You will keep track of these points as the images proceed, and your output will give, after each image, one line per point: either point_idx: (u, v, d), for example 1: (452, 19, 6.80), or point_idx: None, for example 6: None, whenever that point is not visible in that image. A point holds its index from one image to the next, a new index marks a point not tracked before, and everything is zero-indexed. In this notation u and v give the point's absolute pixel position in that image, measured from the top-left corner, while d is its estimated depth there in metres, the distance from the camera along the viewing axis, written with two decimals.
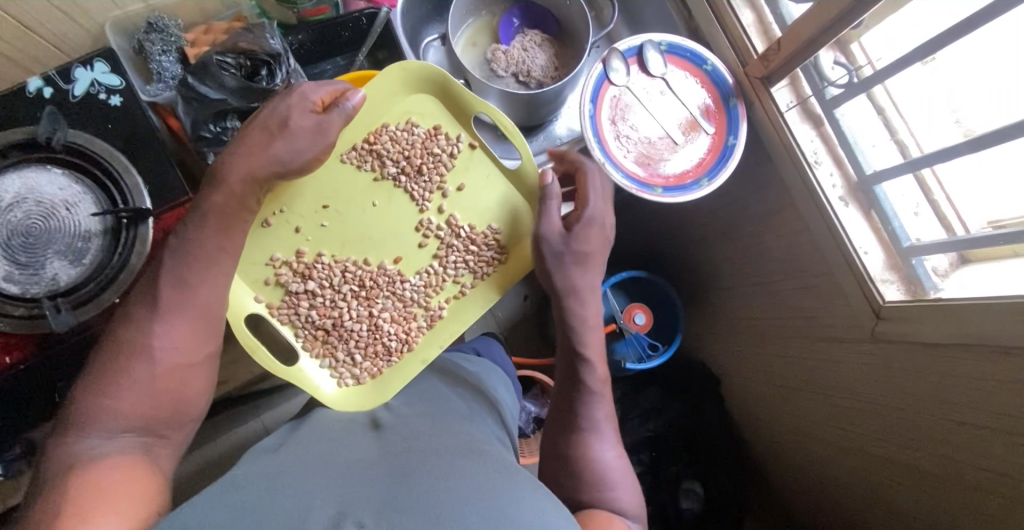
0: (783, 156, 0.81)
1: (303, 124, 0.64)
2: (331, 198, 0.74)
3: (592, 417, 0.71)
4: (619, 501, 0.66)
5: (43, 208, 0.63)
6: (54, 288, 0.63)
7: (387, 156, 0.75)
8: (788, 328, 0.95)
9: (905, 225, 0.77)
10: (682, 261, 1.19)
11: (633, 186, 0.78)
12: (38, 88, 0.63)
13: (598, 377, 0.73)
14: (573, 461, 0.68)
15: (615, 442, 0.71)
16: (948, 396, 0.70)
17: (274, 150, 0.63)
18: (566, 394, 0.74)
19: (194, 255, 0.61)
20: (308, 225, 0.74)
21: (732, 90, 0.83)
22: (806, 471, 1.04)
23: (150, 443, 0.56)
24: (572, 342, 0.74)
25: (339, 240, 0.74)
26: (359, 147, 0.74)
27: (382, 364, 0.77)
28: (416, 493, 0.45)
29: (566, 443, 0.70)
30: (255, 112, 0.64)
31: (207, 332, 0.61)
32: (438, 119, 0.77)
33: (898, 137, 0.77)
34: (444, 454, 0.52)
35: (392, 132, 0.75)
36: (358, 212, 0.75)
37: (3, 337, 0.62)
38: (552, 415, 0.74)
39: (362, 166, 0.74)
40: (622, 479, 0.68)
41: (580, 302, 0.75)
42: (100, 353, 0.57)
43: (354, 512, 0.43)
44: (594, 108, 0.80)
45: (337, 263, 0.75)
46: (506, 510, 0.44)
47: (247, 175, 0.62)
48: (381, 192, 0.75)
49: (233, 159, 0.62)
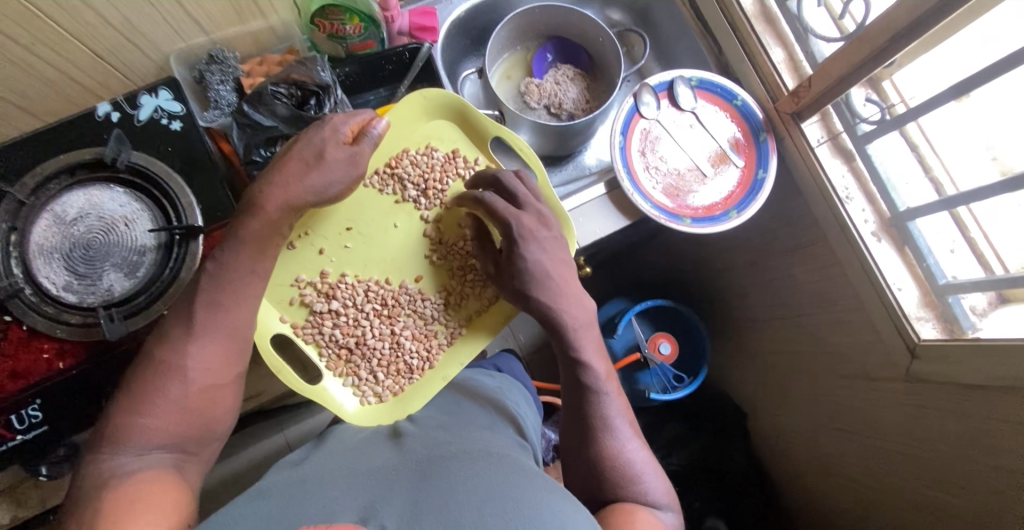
0: (811, 186, 0.82)
1: (338, 155, 0.67)
2: (355, 220, 0.76)
3: (605, 416, 0.67)
4: (648, 491, 0.64)
5: (104, 223, 0.68)
6: (109, 298, 0.66)
7: (407, 179, 0.78)
8: (817, 364, 0.93)
9: (941, 262, 0.76)
10: (710, 292, 1.18)
11: (662, 216, 0.80)
12: (107, 112, 0.69)
13: (599, 372, 0.69)
14: (596, 466, 0.65)
15: (634, 434, 0.68)
16: (986, 441, 0.68)
17: (309, 181, 0.66)
18: (572, 397, 0.69)
19: (230, 276, 0.62)
20: (332, 246, 0.76)
21: (762, 125, 0.84)
22: (834, 516, 1.00)
23: (179, 461, 0.58)
24: (567, 338, 0.69)
25: (361, 260, 0.77)
26: (381, 171, 0.77)
27: (405, 382, 0.78)
28: (433, 498, 0.45)
29: (586, 449, 0.66)
30: (293, 140, 0.67)
31: (237, 352, 0.63)
32: (457, 144, 0.81)
33: (931, 172, 0.77)
34: (464, 458, 0.52)
35: (413, 156, 0.78)
36: (379, 233, 0.77)
37: (58, 342, 0.65)
38: (565, 420, 0.70)
39: (384, 191, 0.77)
40: (651, 471, 0.65)
41: (570, 301, 0.69)
42: (137, 371, 0.59)
43: (375, 520, 0.42)
44: (624, 139, 0.82)
45: (360, 282, 0.77)
46: (522, 507, 0.44)
47: (288, 200, 0.65)
48: (402, 213, 0.78)
49: (271, 186, 0.64)
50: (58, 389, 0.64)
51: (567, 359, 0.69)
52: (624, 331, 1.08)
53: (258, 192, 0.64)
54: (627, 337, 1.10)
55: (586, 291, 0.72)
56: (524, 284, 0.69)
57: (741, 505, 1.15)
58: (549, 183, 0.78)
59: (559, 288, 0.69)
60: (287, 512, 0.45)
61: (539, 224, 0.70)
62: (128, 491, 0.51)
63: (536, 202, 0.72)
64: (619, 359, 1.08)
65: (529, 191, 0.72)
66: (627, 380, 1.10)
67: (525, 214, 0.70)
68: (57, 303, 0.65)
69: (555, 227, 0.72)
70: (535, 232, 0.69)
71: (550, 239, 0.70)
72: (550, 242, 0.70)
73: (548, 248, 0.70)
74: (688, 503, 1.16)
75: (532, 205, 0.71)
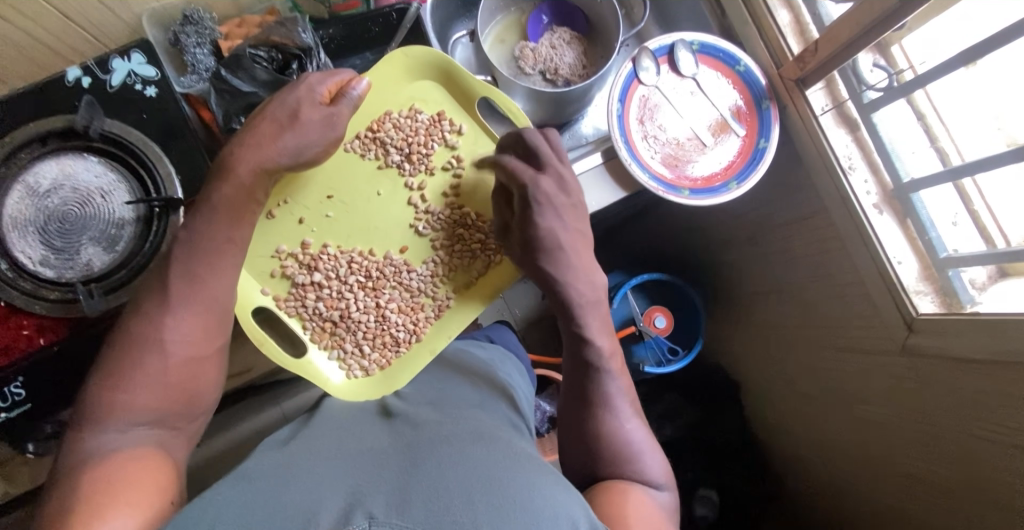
0: (812, 154, 0.79)
1: (313, 116, 0.64)
2: (336, 188, 0.74)
3: (606, 392, 0.67)
4: (645, 471, 0.63)
5: (79, 195, 0.65)
6: (88, 273, 0.65)
7: (389, 144, 0.75)
8: (813, 337, 0.93)
9: (942, 235, 0.75)
10: (707, 265, 1.17)
11: (660, 187, 0.77)
12: (76, 78, 0.65)
13: (603, 348, 0.68)
14: (596, 444, 0.64)
15: (634, 413, 0.68)
16: (979, 414, 0.68)
17: (283, 142, 0.63)
18: (574, 375, 0.69)
19: (204, 246, 0.61)
20: (313, 215, 0.74)
21: (765, 92, 0.81)
22: (824, 485, 1.02)
23: (164, 436, 0.57)
24: (572, 312, 0.69)
25: (344, 230, 0.75)
26: (362, 136, 0.75)
27: (391, 355, 0.77)
28: (425, 481, 0.44)
29: (585, 425, 0.66)
30: (263, 104, 0.64)
31: (217, 324, 0.61)
32: (442, 106, 0.77)
33: (937, 143, 0.75)
34: (455, 441, 0.51)
35: (395, 119, 0.76)
36: (362, 202, 0.75)
37: (37, 319, 0.64)
38: (565, 397, 0.70)
39: (366, 155, 0.75)
40: (649, 451, 0.65)
41: (578, 274, 0.69)
42: (113, 346, 0.57)
43: (365, 505, 0.41)
44: (621, 107, 0.79)
45: (343, 253, 0.75)
46: (513, 492, 0.43)
47: (260, 163, 0.63)
48: (386, 180, 0.75)
49: (243, 148, 0.62)
50: (39, 366, 0.63)
51: (571, 335, 0.69)
52: (619, 305, 1.07)
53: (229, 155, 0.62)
54: (622, 310, 1.09)
55: (597, 265, 0.72)
56: (534, 253, 0.69)
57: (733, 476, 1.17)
58: None
59: (570, 260, 0.69)
60: (277, 497, 0.44)
61: (557, 188, 0.69)
62: (110, 469, 0.50)
63: (558, 163, 0.70)
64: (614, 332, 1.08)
65: (552, 151, 0.70)
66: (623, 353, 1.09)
67: (545, 178, 0.68)
68: (34, 278, 0.63)
69: (573, 194, 0.70)
70: (552, 199, 0.68)
71: (565, 206, 0.69)
72: (566, 211, 0.69)
73: (563, 217, 0.69)
74: (681, 472, 1.18)
75: (553, 166, 0.69)
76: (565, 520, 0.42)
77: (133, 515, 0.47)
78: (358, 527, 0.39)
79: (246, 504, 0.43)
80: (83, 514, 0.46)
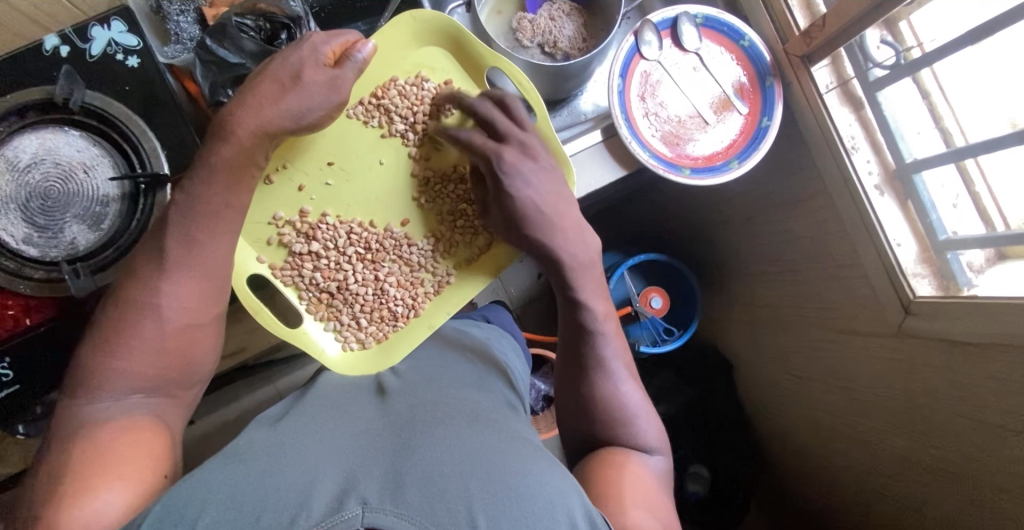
0: (815, 134, 0.78)
1: (316, 78, 0.62)
2: (337, 155, 0.72)
3: (601, 356, 0.67)
4: (640, 435, 0.64)
5: (61, 171, 0.63)
6: (74, 252, 0.63)
7: (394, 112, 0.72)
8: (807, 317, 0.93)
9: (942, 217, 0.75)
10: (703, 244, 1.16)
11: (660, 166, 0.76)
12: (55, 47, 0.63)
13: (597, 312, 0.68)
14: (588, 405, 0.65)
15: (629, 376, 0.67)
16: (969, 396, 0.69)
17: (287, 104, 0.61)
18: (569, 337, 0.69)
19: (203, 210, 0.58)
20: (312, 183, 0.72)
21: (769, 69, 0.79)
22: (813, 461, 1.04)
23: (158, 404, 0.56)
24: (563, 277, 0.68)
25: (343, 200, 0.73)
26: (366, 102, 0.72)
27: (389, 328, 0.76)
28: (421, 467, 0.43)
29: (579, 387, 0.66)
30: (268, 58, 0.61)
31: (215, 292, 0.60)
32: (450, 76, 0.75)
33: (942, 123, 0.74)
34: (451, 425, 0.50)
35: (401, 86, 0.73)
36: (363, 171, 0.73)
37: (23, 299, 0.62)
38: (560, 358, 0.70)
39: (369, 122, 0.72)
40: (644, 413, 0.65)
41: (559, 236, 0.68)
42: (108, 312, 0.56)
43: (359, 490, 0.40)
44: (622, 83, 0.77)
45: (342, 224, 0.73)
46: (509, 480, 0.43)
47: (262, 125, 0.60)
48: (389, 149, 0.73)
49: (243, 109, 0.59)
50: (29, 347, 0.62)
51: (565, 299, 0.69)
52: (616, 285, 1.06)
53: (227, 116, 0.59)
54: (620, 291, 1.08)
55: (586, 225, 0.71)
56: (513, 222, 0.69)
57: (723, 453, 1.19)
58: (549, 124, 0.73)
59: (554, 224, 0.68)
60: (269, 479, 0.43)
61: (522, 154, 0.68)
62: (104, 441, 0.49)
63: (519, 131, 0.69)
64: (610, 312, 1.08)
65: (511, 122, 0.69)
66: None
67: (507, 147, 0.68)
68: (18, 257, 0.61)
69: (544, 156, 0.69)
70: (519, 165, 0.67)
71: (538, 170, 0.68)
72: (539, 174, 0.68)
73: (538, 182, 0.68)
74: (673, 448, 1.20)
75: (515, 136, 0.68)
76: (561, 507, 0.42)
77: (129, 488, 0.46)
78: (352, 513, 0.38)
79: (236, 485, 0.42)
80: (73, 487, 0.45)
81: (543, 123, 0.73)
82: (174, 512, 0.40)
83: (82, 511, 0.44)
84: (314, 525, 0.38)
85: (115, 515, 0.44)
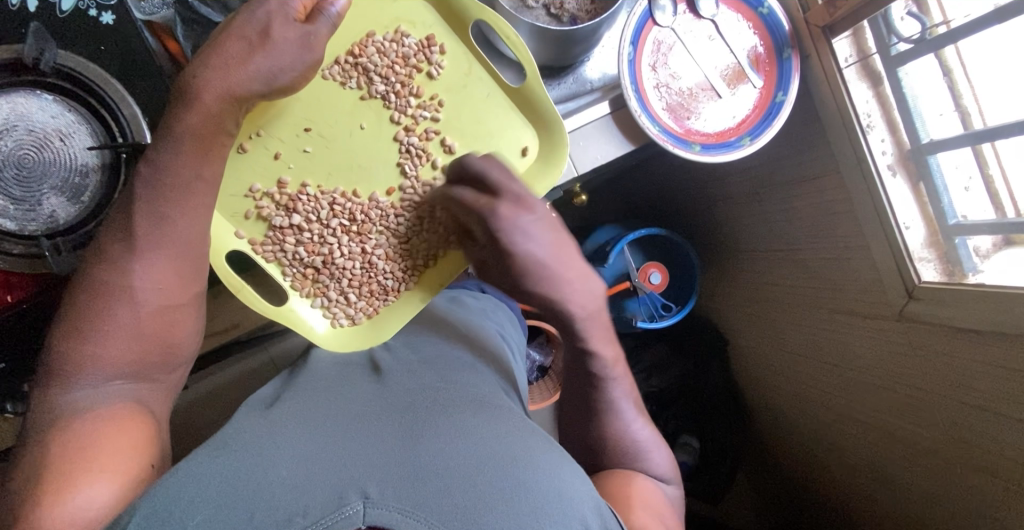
0: (831, 110, 0.74)
1: (287, 34, 0.57)
2: (313, 120, 0.68)
3: (611, 399, 0.65)
4: (652, 468, 0.65)
5: (35, 139, 0.59)
6: (53, 226, 0.60)
7: (373, 71, 0.68)
8: (807, 296, 0.92)
9: (953, 201, 0.74)
10: (705, 218, 1.14)
11: (669, 142, 0.72)
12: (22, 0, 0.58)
13: (608, 359, 0.65)
14: (600, 446, 0.65)
15: (639, 412, 0.67)
16: (965, 381, 0.70)
17: (254, 65, 0.56)
18: (579, 385, 0.67)
19: (172, 182, 0.55)
20: (289, 150, 0.68)
21: (789, 39, 0.75)
22: (803, 435, 1.07)
23: (141, 390, 0.55)
24: (573, 331, 0.63)
25: (323, 168, 0.69)
26: (342, 62, 0.67)
27: (379, 303, 0.74)
28: (423, 458, 0.42)
29: (591, 431, 0.66)
30: (232, 15, 0.57)
31: (193, 268, 0.58)
32: (432, 29, 0.69)
33: (961, 103, 0.71)
34: (454, 413, 0.50)
35: (379, 43, 0.68)
36: (343, 136, 0.69)
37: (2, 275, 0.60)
38: (568, 401, 0.69)
39: (347, 84, 0.68)
40: (655, 446, 0.66)
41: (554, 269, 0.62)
42: (80, 297, 0.54)
43: (359, 483, 0.40)
44: (633, 51, 0.71)
45: (323, 194, 0.70)
46: (519, 475, 0.42)
47: (229, 88, 0.56)
48: (369, 112, 0.69)
49: (207, 71, 0.55)
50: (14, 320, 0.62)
51: (574, 350, 0.65)
52: (614, 260, 1.05)
53: (193, 80, 0.55)
54: (617, 265, 1.06)
55: (591, 273, 0.65)
56: (512, 278, 0.62)
57: (713, 423, 1.22)
58: (538, 78, 0.68)
59: (557, 274, 0.62)
60: (261, 469, 0.42)
61: (519, 209, 0.61)
62: (84, 432, 0.48)
63: (512, 183, 0.62)
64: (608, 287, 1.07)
65: (503, 172, 0.63)
66: (615, 308, 1.09)
67: (501, 201, 0.61)
68: None
69: (541, 208, 0.63)
70: (515, 219, 0.61)
71: (538, 223, 0.62)
72: (538, 226, 0.62)
73: (537, 235, 0.61)
74: (665, 420, 1.22)
75: (508, 187, 0.62)
76: (566, 499, 0.42)
77: (112, 478, 0.45)
78: (354, 509, 0.38)
79: (226, 480, 0.41)
80: (54, 476, 0.45)
81: (533, 80, 0.69)
82: (162, 508, 0.40)
83: (64, 507, 0.43)
84: (314, 522, 0.37)
85: (97, 511, 0.43)
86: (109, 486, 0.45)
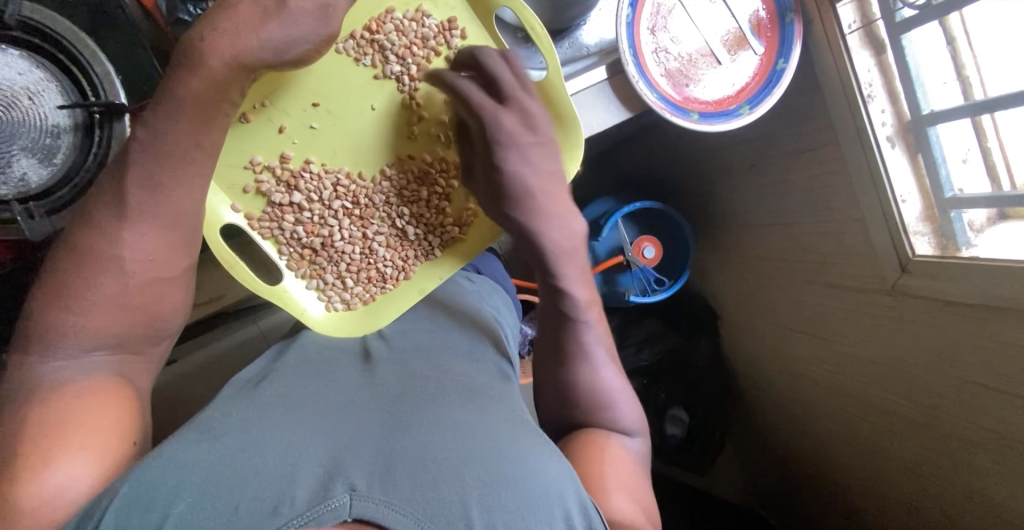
0: (833, 78, 0.73)
1: (304, 4, 0.55)
2: (323, 96, 0.65)
3: (582, 341, 0.64)
4: (619, 419, 0.62)
5: (2, 97, 0.55)
6: (25, 190, 0.57)
7: (390, 50, 0.65)
8: (799, 270, 0.92)
9: (951, 173, 0.73)
10: (696, 192, 1.13)
11: (667, 110, 0.70)
12: None
13: (580, 299, 0.65)
14: (568, 391, 0.63)
15: (610, 361, 0.65)
16: (952, 353, 0.71)
17: (268, 33, 0.54)
18: (548, 327, 0.66)
19: (169, 151, 0.53)
20: (295, 124, 0.65)
21: (791, 5, 0.72)
22: (790, 405, 1.09)
23: (122, 362, 0.54)
24: (545, 263, 0.65)
25: (329, 146, 0.67)
26: (358, 36, 0.64)
27: (377, 290, 0.73)
28: (411, 452, 0.42)
29: (559, 373, 0.64)
30: None
31: (185, 241, 0.56)
32: (454, 11, 0.66)
33: (964, 73, 0.71)
34: (444, 403, 0.49)
35: (398, 21, 0.65)
36: (353, 116, 0.67)
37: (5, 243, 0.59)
38: (538, 345, 0.68)
39: (361, 61, 0.65)
40: (624, 398, 0.64)
41: (553, 220, 0.66)
42: (59, 269, 0.52)
43: (345, 476, 0.39)
44: (633, 13, 0.68)
45: (326, 174, 0.67)
46: (506, 469, 0.42)
47: (237, 55, 0.53)
48: (381, 94, 0.67)
49: (216, 36, 0.52)
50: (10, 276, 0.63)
51: (546, 284, 0.66)
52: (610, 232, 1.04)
53: (198, 42, 0.52)
54: (611, 239, 1.06)
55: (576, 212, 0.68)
56: (501, 194, 0.65)
57: (703, 395, 1.24)
58: (559, 71, 0.66)
59: (542, 205, 0.65)
60: (248, 458, 0.42)
61: (518, 123, 0.64)
62: (63, 405, 0.47)
63: (522, 95, 0.64)
64: (602, 261, 1.06)
65: (516, 81, 0.64)
66: (607, 282, 1.07)
67: (504, 112, 0.64)
68: None
69: (532, 133, 0.65)
70: (516, 137, 0.64)
71: (534, 144, 0.65)
72: (535, 150, 0.65)
73: (530, 156, 0.65)
74: (654, 395, 1.22)
75: (515, 98, 0.64)
76: (555, 499, 0.41)
77: (94, 458, 0.45)
78: (339, 502, 0.37)
79: (213, 465, 0.41)
80: (35, 450, 0.43)
81: (554, 74, 0.66)
82: (142, 496, 0.39)
83: (43, 484, 0.42)
84: (298, 514, 0.36)
85: (79, 491, 0.43)
86: (88, 466, 0.44)
